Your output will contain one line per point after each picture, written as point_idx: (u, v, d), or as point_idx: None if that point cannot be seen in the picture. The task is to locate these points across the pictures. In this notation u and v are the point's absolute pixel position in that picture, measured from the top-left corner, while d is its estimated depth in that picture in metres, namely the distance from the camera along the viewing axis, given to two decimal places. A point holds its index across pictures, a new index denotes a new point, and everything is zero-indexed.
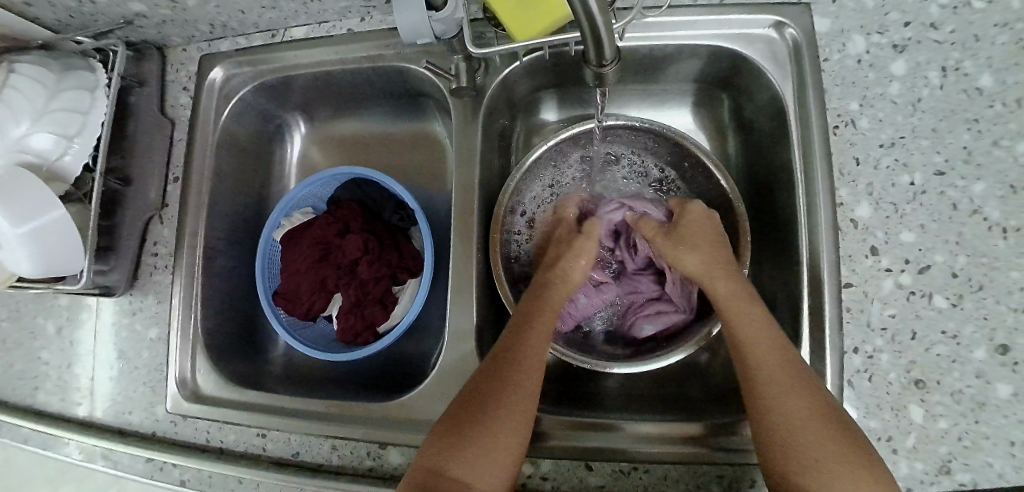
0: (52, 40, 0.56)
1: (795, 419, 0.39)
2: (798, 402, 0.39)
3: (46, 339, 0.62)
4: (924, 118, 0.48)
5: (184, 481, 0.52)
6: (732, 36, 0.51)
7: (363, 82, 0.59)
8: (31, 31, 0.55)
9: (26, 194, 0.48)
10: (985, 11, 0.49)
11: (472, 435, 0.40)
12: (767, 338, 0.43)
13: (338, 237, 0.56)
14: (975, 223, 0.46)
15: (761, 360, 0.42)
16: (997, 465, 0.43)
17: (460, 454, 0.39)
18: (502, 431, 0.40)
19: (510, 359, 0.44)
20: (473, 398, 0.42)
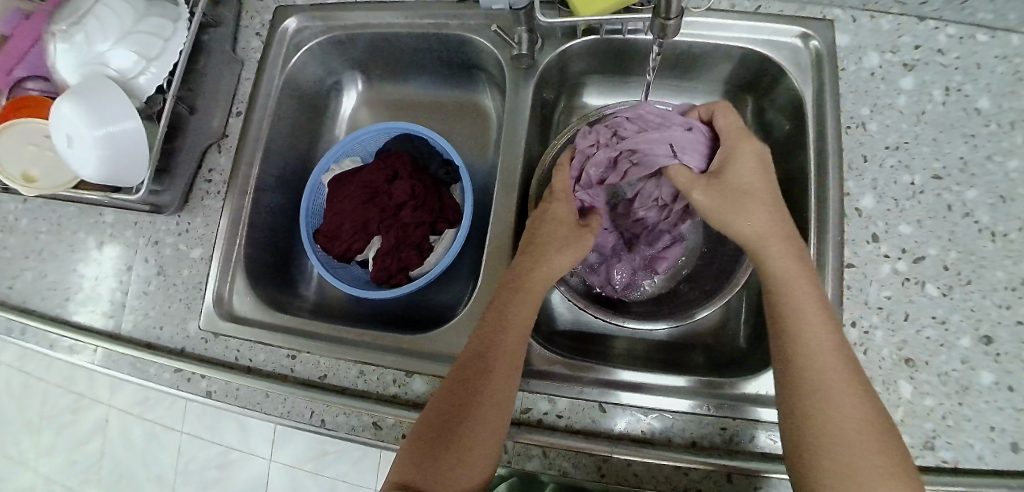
0: None
1: (869, 453, 0.36)
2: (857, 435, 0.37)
3: (86, 252, 0.64)
4: (927, 129, 0.54)
5: (209, 393, 0.54)
6: (763, 41, 0.58)
7: (424, 48, 0.66)
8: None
9: (105, 102, 0.52)
10: (985, 44, 0.55)
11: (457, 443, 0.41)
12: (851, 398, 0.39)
13: (385, 183, 0.62)
14: (967, 224, 0.51)
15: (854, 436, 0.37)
16: (975, 443, 0.47)
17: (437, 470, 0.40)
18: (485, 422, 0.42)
19: (486, 353, 0.44)
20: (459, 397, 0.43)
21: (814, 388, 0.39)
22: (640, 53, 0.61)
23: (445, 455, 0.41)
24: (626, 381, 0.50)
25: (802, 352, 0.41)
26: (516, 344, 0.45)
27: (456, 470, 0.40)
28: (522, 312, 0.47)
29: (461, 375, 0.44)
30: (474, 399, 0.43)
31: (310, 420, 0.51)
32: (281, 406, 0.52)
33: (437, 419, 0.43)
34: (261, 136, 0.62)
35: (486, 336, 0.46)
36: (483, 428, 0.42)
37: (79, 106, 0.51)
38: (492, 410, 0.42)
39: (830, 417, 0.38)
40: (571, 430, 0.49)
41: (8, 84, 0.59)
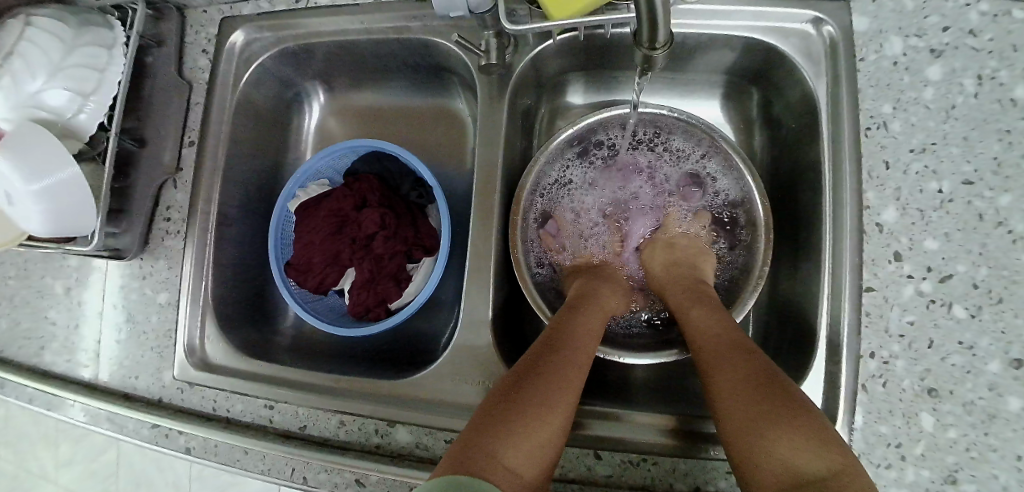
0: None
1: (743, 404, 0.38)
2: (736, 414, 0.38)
3: (54, 299, 0.61)
4: (956, 125, 0.47)
5: (188, 449, 0.52)
6: (767, 29, 0.51)
7: (386, 54, 0.59)
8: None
9: (36, 150, 0.47)
10: None
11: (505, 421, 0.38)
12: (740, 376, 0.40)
13: (354, 211, 0.57)
14: (1000, 235, 0.46)
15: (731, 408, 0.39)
16: (1002, 478, 0.44)
17: (486, 437, 0.37)
18: (546, 405, 0.40)
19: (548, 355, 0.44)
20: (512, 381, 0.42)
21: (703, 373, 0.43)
22: (627, 48, 0.54)
23: (509, 436, 0.37)
24: (623, 427, 0.46)
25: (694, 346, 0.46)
26: (586, 352, 0.45)
27: (503, 447, 0.37)
28: (589, 330, 0.48)
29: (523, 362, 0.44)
30: (533, 384, 0.41)
31: (292, 477, 0.48)
32: (262, 463, 0.49)
33: (498, 397, 0.41)
34: (220, 166, 0.58)
35: (553, 340, 0.45)
36: (547, 421, 0.39)
37: (9, 158, 0.47)
38: (555, 408, 0.40)
39: (716, 386, 0.41)
40: (567, 478, 0.46)
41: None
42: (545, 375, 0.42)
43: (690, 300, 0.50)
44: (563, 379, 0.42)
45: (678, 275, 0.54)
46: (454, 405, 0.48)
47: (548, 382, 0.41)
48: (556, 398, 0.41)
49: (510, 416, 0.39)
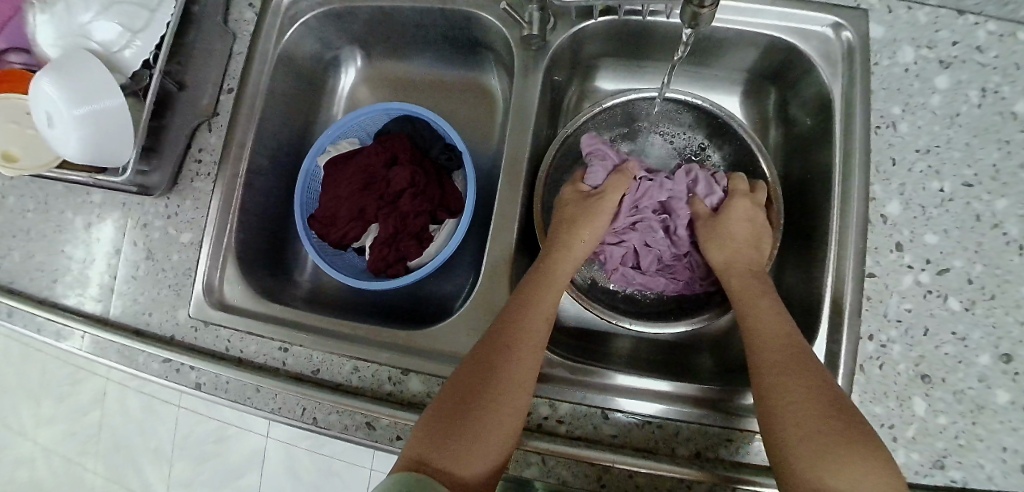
0: None
1: (822, 435, 0.36)
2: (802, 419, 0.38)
3: (72, 232, 0.61)
4: (960, 132, 0.51)
5: (199, 385, 0.52)
6: (791, 29, 0.54)
7: (427, 24, 0.62)
8: None
9: (88, 79, 0.48)
10: None
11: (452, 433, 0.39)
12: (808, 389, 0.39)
13: (384, 168, 0.60)
14: (995, 236, 0.49)
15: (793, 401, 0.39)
16: (986, 465, 0.45)
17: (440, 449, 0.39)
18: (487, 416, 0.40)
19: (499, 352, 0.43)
20: (468, 383, 0.42)
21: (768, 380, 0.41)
22: (658, 37, 0.57)
23: (458, 438, 0.39)
24: (626, 390, 0.48)
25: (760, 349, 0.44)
26: (540, 344, 0.45)
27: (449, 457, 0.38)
28: (541, 313, 0.46)
29: (478, 360, 0.44)
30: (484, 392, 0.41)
31: (302, 417, 0.49)
32: (273, 402, 0.50)
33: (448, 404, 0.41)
34: (255, 115, 0.59)
35: (504, 333, 0.44)
36: (495, 423, 0.40)
37: (60, 83, 0.48)
38: (504, 410, 0.41)
39: (770, 384, 0.41)
40: (572, 435, 0.48)
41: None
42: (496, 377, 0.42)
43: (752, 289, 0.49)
44: (515, 377, 0.42)
45: (746, 281, 0.50)
46: (467, 357, 0.50)
47: (497, 386, 0.42)
48: (501, 400, 0.41)
49: (455, 425, 0.40)
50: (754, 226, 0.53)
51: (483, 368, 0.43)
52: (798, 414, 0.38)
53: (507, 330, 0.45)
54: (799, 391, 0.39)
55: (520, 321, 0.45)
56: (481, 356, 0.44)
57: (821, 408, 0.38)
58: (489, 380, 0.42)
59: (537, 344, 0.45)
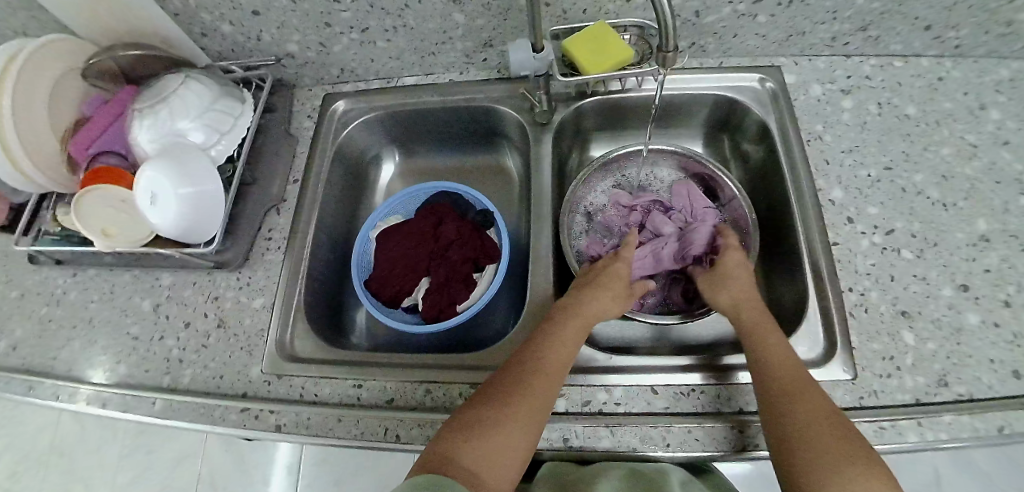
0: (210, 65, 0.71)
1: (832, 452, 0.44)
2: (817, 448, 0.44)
3: (139, 315, 0.66)
4: (870, 134, 0.67)
5: (279, 426, 0.57)
6: (728, 86, 0.71)
7: (451, 121, 0.78)
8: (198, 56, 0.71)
9: (194, 169, 0.60)
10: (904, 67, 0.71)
11: (480, 436, 0.47)
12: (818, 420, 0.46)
13: (432, 230, 0.72)
14: (921, 200, 0.63)
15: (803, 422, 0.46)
16: (983, 378, 0.53)
17: (472, 449, 0.46)
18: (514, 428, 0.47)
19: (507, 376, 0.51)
20: (501, 398, 0.49)
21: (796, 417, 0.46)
22: (634, 110, 0.74)
23: (483, 450, 0.46)
24: (642, 366, 0.57)
25: (767, 374, 0.50)
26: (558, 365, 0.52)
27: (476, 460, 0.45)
28: (559, 342, 0.53)
29: (506, 378, 0.51)
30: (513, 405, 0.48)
31: (384, 436, 0.54)
32: (355, 428, 0.55)
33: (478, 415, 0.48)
34: (318, 195, 0.72)
35: (527, 356, 0.52)
36: (516, 438, 0.47)
37: (170, 171, 0.59)
38: (519, 430, 0.47)
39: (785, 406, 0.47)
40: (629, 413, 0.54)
41: (83, 159, 0.64)
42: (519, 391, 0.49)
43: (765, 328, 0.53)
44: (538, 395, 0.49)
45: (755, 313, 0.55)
46: None
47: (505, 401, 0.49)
48: (526, 413, 0.48)
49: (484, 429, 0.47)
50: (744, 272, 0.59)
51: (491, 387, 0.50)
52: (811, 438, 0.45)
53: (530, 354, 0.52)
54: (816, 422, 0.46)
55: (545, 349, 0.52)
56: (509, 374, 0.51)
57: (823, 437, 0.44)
58: (517, 394, 0.49)
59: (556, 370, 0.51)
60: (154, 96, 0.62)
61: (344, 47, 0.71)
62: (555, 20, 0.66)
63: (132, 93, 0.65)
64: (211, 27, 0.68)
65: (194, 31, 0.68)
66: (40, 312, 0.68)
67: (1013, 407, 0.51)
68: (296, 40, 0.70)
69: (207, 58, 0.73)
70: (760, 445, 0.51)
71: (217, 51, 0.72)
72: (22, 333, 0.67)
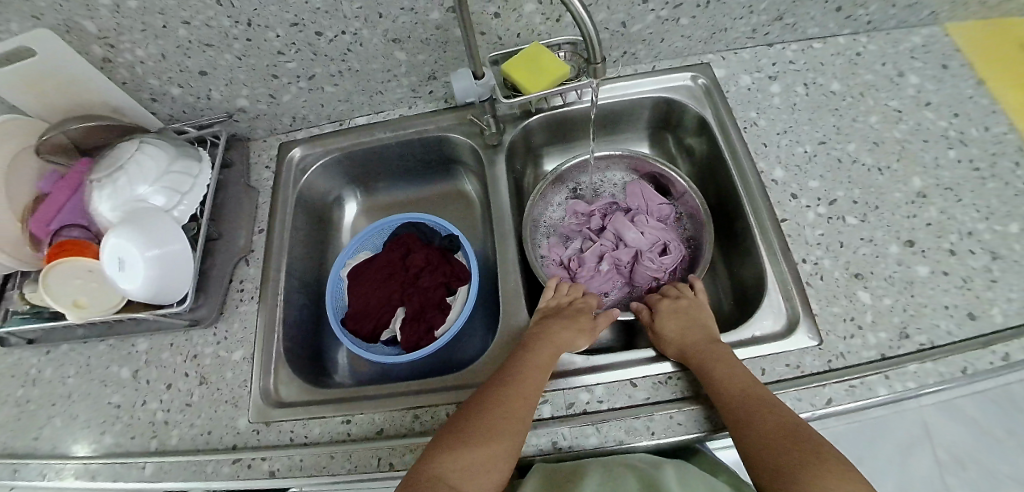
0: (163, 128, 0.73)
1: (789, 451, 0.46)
2: (775, 450, 0.46)
3: (119, 383, 0.65)
4: (802, 113, 0.71)
5: (273, 472, 0.57)
6: (662, 87, 0.76)
7: (408, 154, 0.81)
8: (149, 121, 0.74)
9: (159, 230, 0.61)
10: (823, 48, 0.75)
11: (462, 449, 0.48)
12: (774, 424, 0.48)
13: (401, 260, 0.73)
14: (858, 168, 0.67)
15: (761, 431, 0.48)
16: (942, 324, 0.57)
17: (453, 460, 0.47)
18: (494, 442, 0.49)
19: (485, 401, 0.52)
20: (483, 410, 0.51)
21: (752, 425, 0.48)
22: (581, 122, 0.78)
23: (464, 463, 0.47)
24: (615, 364, 0.58)
25: (715, 385, 0.52)
26: (538, 381, 0.54)
27: (459, 473, 0.46)
28: (539, 360, 0.56)
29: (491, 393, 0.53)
30: (494, 417, 0.50)
31: (379, 466, 0.55)
32: (349, 462, 0.55)
33: (462, 427, 0.50)
34: (286, 242, 0.73)
35: (510, 373, 0.54)
36: (495, 453, 0.48)
37: (135, 234, 0.59)
38: (498, 444, 0.48)
39: (741, 418, 0.49)
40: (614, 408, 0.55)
41: (45, 235, 0.64)
42: (502, 406, 0.51)
43: (718, 350, 0.55)
44: (519, 409, 0.51)
45: (698, 333, 0.59)
46: None
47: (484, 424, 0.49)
48: (507, 427, 0.50)
49: (466, 442, 0.48)
50: (698, 314, 0.62)
51: (468, 412, 0.51)
52: (769, 446, 0.46)
53: (513, 371, 0.54)
54: (770, 425, 0.48)
55: (528, 366, 0.55)
56: (493, 389, 0.53)
57: (778, 439, 0.47)
58: (499, 408, 0.51)
59: (537, 389, 0.53)
60: (109, 164, 0.63)
61: (294, 95, 0.74)
62: (492, 47, 0.70)
63: (88, 166, 0.66)
64: (159, 91, 0.70)
65: (143, 96, 0.70)
66: (15, 393, 0.67)
67: (969, 350, 0.55)
68: (246, 94, 0.72)
69: (158, 122, 0.75)
70: None
71: (167, 114, 0.74)
72: None
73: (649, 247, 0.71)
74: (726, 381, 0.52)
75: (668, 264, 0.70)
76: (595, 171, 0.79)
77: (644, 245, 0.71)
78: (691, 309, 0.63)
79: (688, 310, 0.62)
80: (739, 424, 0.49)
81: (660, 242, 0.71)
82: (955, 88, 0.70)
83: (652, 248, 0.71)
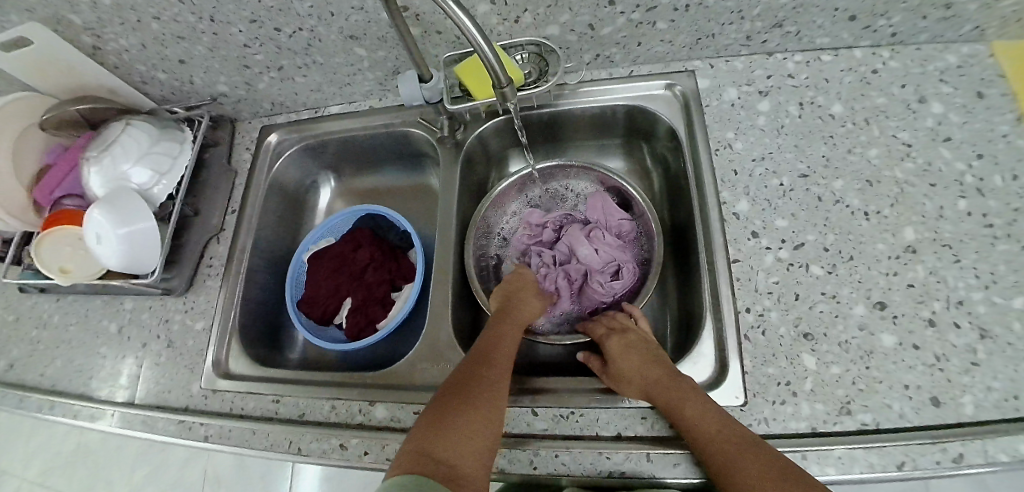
0: (155, 110, 0.77)
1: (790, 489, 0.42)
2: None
3: (107, 336, 0.75)
4: (788, 138, 0.63)
5: (208, 437, 0.63)
6: (637, 97, 0.70)
7: (378, 145, 0.81)
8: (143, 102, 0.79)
9: (132, 209, 0.66)
10: (832, 61, 0.66)
11: (449, 435, 0.46)
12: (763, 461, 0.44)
13: (352, 252, 0.75)
14: (839, 209, 0.59)
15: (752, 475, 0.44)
16: (894, 404, 0.50)
17: (446, 446, 0.45)
18: (478, 427, 0.48)
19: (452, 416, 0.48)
20: (456, 397, 0.50)
21: (740, 471, 0.44)
22: (551, 123, 0.75)
23: (455, 449, 0.45)
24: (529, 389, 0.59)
25: (695, 428, 0.48)
26: (504, 365, 0.55)
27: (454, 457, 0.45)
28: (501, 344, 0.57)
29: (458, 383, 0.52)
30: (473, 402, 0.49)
31: (290, 449, 0.59)
32: (266, 440, 0.61)
33: (440, 417, 0.48)
34: (254, 225, 0.78)
35: (475, 361, 0.54)
36: (481, 436, 0.47)
37: (110, 212, 0.65)
38: (481, 425, 0.48)
39: (726, 464, 0.45)
40: (512, 434, 0.55)
41: (48, 203, 0.72)
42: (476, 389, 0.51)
43: (678, 380, 0.53)
44: (493, 391, 0.51)
45: (661, 362, 0.56)
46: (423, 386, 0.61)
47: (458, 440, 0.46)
48: (484, 407, 0.50)
49: (451, 429, 0.47)
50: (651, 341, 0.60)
51: (433, 429, 0.47)
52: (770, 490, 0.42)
53: (479, 358, 0.55)
54: (760, 463, 0.44)
55: (491, 353, 0.56)
56: (460, 378, 0.53)
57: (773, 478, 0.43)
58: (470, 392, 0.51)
59: (505, 371, 0.55)
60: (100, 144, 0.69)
61: (268, 84, 0.75)
62: (451, 45, 0.66)
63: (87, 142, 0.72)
64: (146, 74, 0.74)
65: (133, 78, 0.75)
66: (32, 333, 0.78)
67: (915, 442, 0.48)
68: (224, 80, 0.75)
69: (152, 103, 0.80)
70: (628, 471, 0.51)
71: (159, 95, 0.79)
72: (18, 353, 0.78)
73: (600, 268, 0.68)
74: (702, 421, 0.48)
75: (616, 289, 0.67)
76: (556, 179, 0.76)
77: (594, 266, 0.68)
78: (643, 336, 0.61)
79: (641, 337, 0.60)
80: (727, 471, 0.45)
81: (611, 265, 0.68)
82: (985, 123, 0.59)
83: (601, 270, 0.68)
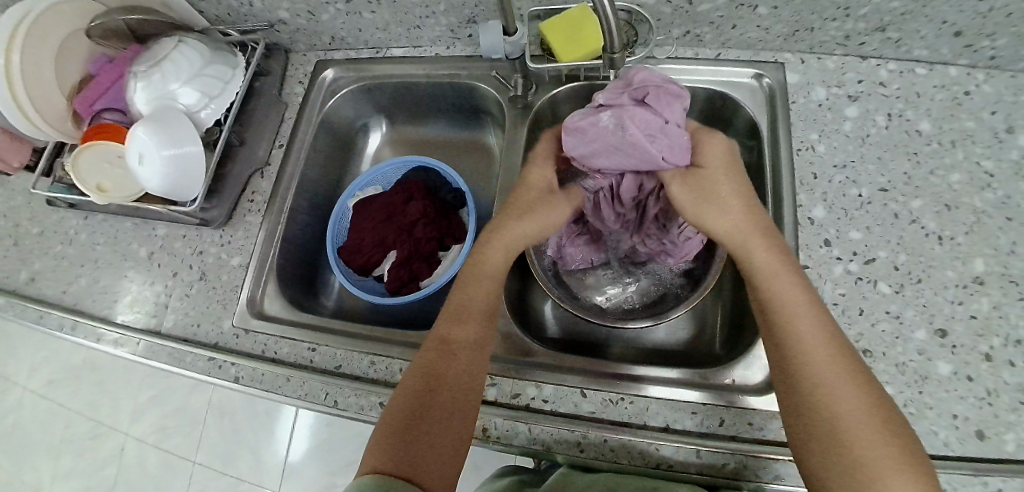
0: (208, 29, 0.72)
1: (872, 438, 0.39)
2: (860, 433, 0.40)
3: (136, 260, 0.72)
4: (872, 149, 0.62)
5: (238, 378, 0.62)
6: (723, 82, 0.68)
7: (438, 95, 0.78)
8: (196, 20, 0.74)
9: (177, 131, 0.62)
10: (925, 76, 0.64)
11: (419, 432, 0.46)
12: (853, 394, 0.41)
13: (402, 205, 0.73)
14: (915, 229, 0.58)
15: (844, 407, 0.41)
16: (940, 432, 0.50)
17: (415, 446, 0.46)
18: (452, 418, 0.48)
19: (430, 401, 0.48)
20: (424, 388, 0.49)
21: (827, 389, 0.41)
22: None
23: (425, 448, 0.46)
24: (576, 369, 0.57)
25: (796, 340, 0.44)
26: (474, 336, 0.52)
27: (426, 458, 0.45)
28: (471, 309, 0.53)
29: (430, 369, 0.50)
30: (443, 393, 0.48)
31: (325, 401, 0.58)
32: (300, 389, 0.59)
33: (412, 412, 0.48)
34: (299, 165, 0.74)
35: (445, 341, 0.51)
36: (452, 424, 0.48)
37: (155, 132, 0.61)
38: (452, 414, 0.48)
39: (819, 381, 0.42)
40: (557, 413, 0.55)
41: (87, 114, 0.68)
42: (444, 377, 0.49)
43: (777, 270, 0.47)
44: (463, 371, 0.50)
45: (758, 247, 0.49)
46: None
47: (435, 429, 0.47)
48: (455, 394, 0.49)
49: (421, 427, 0.47)
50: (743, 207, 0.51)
51: (411, 416, 0.47)
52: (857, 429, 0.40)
53: (447, 336, 0.52)
54: (851, 392, 0.41)
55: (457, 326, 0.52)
56: (428, 364, 0.50)
57: (860, 415, 0.40)
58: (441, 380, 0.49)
59: (475, 344, 0.52)
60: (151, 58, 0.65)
61: (332, 16, 0.71)
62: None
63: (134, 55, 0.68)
64: None
65: None
66: (57, 247, 0.75)
67: (960, 472, 0.48)
68: (285, 7, 0.70)
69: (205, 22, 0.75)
70: (676, 465, 0.50)
71: (213, 13, 0.74)
72: (41, 265, 0.75)
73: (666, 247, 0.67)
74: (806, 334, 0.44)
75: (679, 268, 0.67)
76: None
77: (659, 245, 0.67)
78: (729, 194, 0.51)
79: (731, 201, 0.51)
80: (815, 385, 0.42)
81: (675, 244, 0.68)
82: None
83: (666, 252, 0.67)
